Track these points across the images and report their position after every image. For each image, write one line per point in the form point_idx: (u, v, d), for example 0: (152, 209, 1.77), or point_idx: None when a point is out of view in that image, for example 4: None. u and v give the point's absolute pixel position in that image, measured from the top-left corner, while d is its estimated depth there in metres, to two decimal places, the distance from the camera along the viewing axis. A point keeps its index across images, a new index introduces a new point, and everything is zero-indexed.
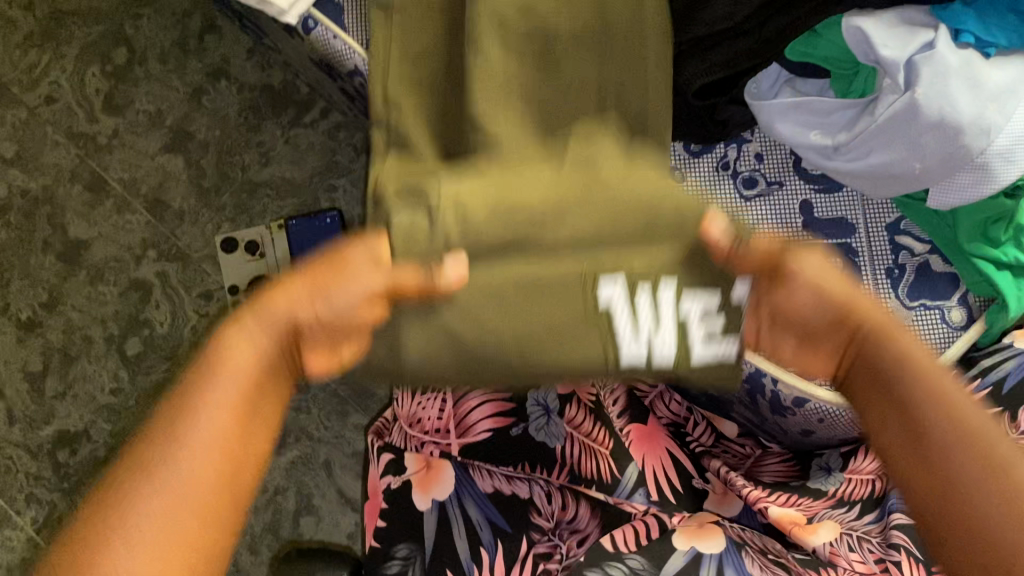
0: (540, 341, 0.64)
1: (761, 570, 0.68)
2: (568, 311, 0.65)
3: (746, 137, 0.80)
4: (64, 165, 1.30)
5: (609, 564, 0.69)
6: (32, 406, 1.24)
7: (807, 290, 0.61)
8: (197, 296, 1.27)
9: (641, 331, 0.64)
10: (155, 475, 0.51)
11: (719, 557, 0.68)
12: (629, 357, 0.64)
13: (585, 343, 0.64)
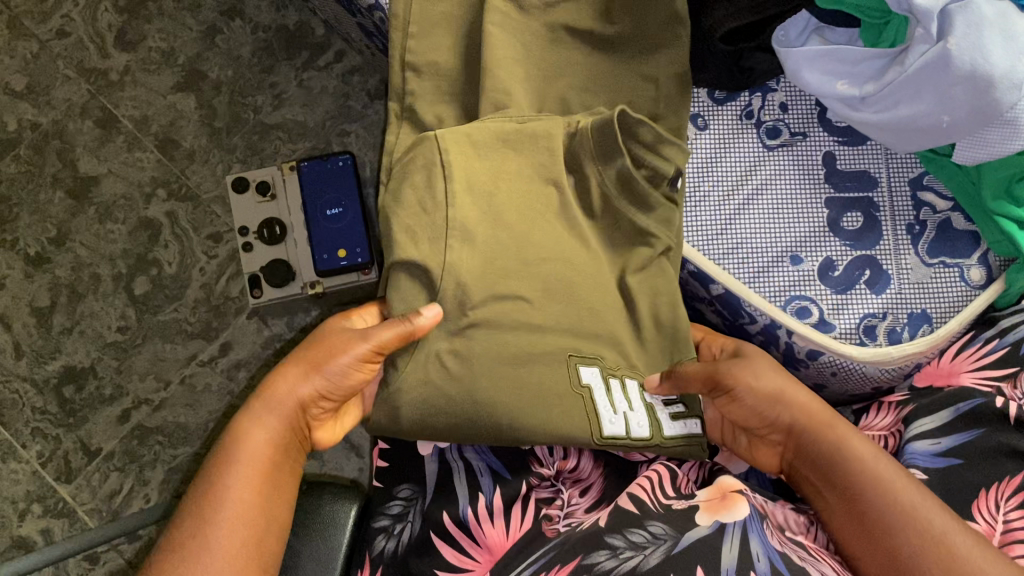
0: (528, 408, 0.66)
1: (781, 544, 0.61)
2: (552, 385, 0.68)
3: (771, 87, 0.79)
4: (75, 100, 1.29)
5: (629, 528, 0.62)
6: (39, 341, 1.24)
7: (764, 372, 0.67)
8: (206, 238, 1.26)
9: (617, 414, 0.69)
10: (203, 531, 0.60)
11: (744, 522, 0.61)
12: (611, 429, 0.68)
13: (571, 418, 0.67)
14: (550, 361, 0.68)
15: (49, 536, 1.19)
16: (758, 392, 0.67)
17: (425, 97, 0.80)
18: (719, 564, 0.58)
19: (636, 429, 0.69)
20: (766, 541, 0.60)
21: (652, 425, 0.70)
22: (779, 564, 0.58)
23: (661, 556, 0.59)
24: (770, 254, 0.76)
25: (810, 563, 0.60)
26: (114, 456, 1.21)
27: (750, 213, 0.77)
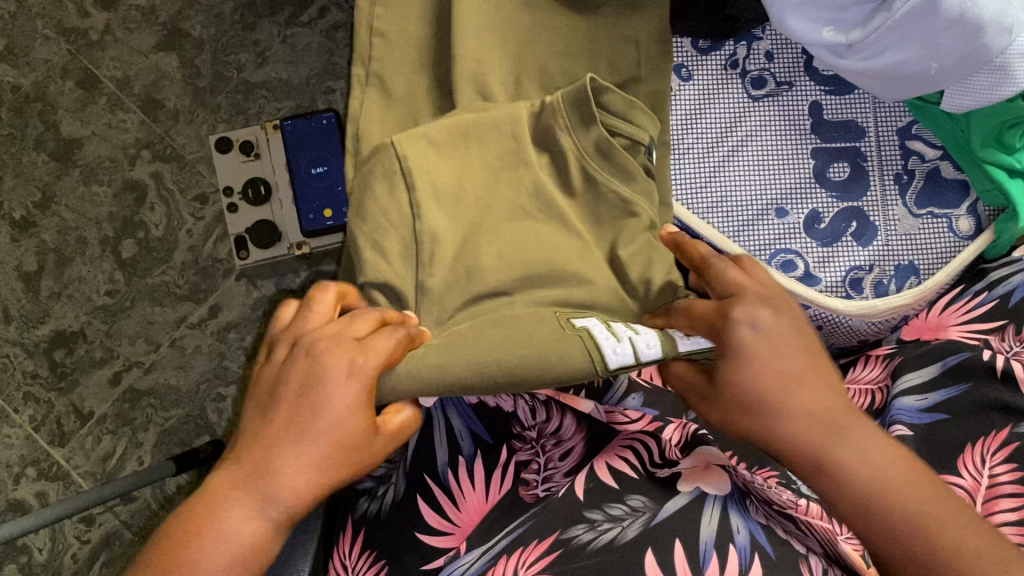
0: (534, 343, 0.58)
1: (767, 518, 0.61)
2: (544, 331, 0.59)
3: (757, 35, 0.77)
4: (56, 61, 1.27)
5: (607, 503, 0.62)
6: (27, 306, 1.23)
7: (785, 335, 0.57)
8: (192, 200, 1.25)
9: (621, 339, 0.58)
10: None
11: (723, 497, 0.61)
12: (616, 358, 0.57)
13: (562, 353, 0.57)
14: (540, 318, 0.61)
15: (44, 499, 1.19)
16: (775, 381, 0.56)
17: (402, 52, 0.78)
18: (697, 536, 0.58)
19: (644, 352, 0.58)
20: (747, 515, 0.60)
21: (663, 340, 0.58)
22: (759, 536, 0.58)
23: (638, 528, 0.60)
24: (754, 207, 0.74)
25: (796, 538, 0.60)
26: (106, 420, 1.21)
27: (734, 164, 0.75)
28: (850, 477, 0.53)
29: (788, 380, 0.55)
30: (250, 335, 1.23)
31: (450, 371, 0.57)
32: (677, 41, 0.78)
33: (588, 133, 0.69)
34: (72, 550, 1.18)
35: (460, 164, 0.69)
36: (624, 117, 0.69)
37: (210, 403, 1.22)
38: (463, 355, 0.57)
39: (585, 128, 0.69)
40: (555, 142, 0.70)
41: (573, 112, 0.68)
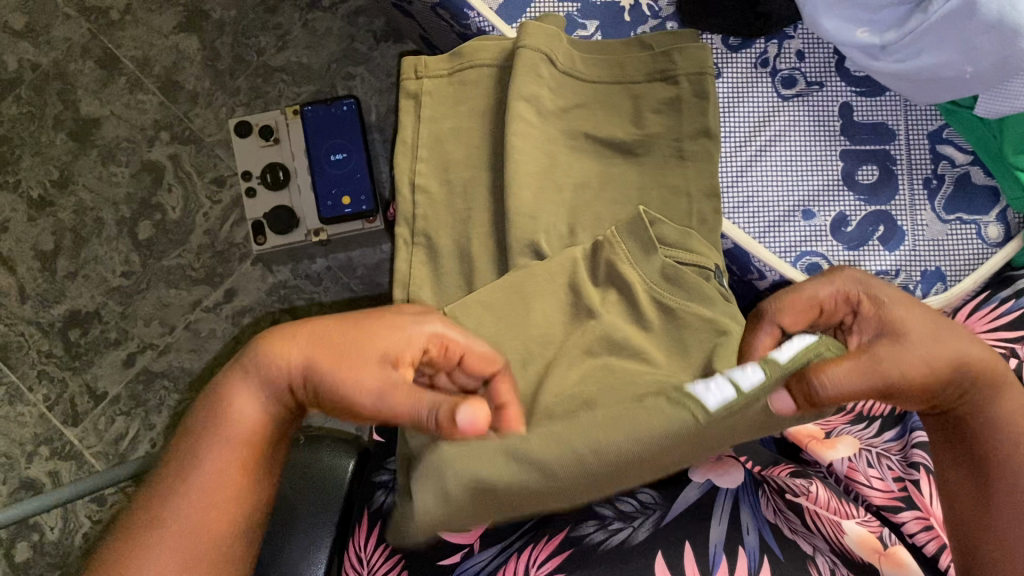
0: (618, 419, 0.45)
1: (775, 516, 0.60)
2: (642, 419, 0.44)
3: (788, 34, 0.76)
4: (76, 40, 1.26)
5: (618, 498, 0.62)
6: (43, 285, 1.23)
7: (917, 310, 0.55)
8: (210, 183, 1.25)
9: (720, 382, 0.44)
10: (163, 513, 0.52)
11: (734, 494, 0.61)
12: (718, 400, 0.44)
13: (658, 416, 0.44)
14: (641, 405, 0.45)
15: (57, 478, 1.19)
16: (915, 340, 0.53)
17: None
18: (706, 539, 0.58)
19: (745, 380, 0.44)
20: (757, 514, 0.59)
21: (764, 364, 0.45)
22: (768, 536, 0.58)
23: (649, 528, 0.60)
24: (782, 207, 0.73)
25: (801, 536, 0.58)
26: (119, 400, 1.21)
27: (763, 164, 0.74)
28: (992, 418, 0.55)
29: (940, 327, 0.55)
30: (264, 320, 1.23)
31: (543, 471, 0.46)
32: (707, 38, 0.76)
33: (651, 263, 0.63)
34: (84, 529, 1.18)
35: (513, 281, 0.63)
36: (682, 245, 0.64)
37: None
38: (545, 461, 0.45)
39: (647, 258, 0.63)
40: (617, 275, 0.64)
41: (631, 242, 0.64)
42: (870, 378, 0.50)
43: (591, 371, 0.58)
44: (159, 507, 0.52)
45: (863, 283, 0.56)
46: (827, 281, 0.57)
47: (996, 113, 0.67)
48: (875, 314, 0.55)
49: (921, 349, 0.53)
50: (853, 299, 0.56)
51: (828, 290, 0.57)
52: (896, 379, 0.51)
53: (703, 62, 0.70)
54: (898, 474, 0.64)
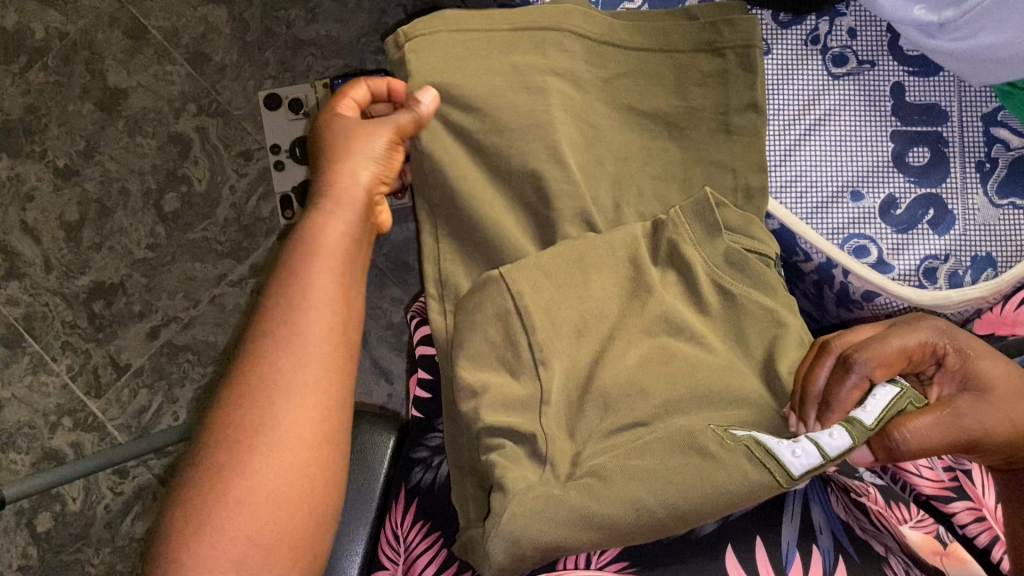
0: (677, 470, 0.50)
1: (846, 514, 0.59)
2: (692, 471, 0.50)
3: (841, 10, 0.73)
4: (104, 9, 1.25)
5: None
6: (68, 256, 1.23)
7: (999, 363, 0.52)
8: (237, 156, 1.24)
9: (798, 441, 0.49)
10: (232, 486, 0.50)
11: (804, 494, 0.59)
12: (796, 464, 0.48)
13: (721, 478, 0.49)
14: (691, 456, 0.50)
15: (80, 449, 1.19)
16: (1002, 391, 0.51)
17: None
18: (779, 536, 0.57)
19: (822, 438, 0.48)
20: (829, 515, 0.58)
21: (849, 426, 0.48)
22: (842, 538, 0.57)
23: (717, 524, 0.57)
24: (829, 188, 0.72)
25: (873, 537, 0.58)
26: (143, 373, 1.21)
27: (811, 144, 0.72)
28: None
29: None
30: None
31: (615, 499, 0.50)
32: (757, 13, 0.74)
33: (715, 245, 0.62)
34: (105, 500, 1.18)
35: (574, 252, 0.61)
36: (742, 230, 0.63)
37: None
38: (627, 496, 0.50)
39: (711, 240, 0.62)
40: (680, 257, 0.62)
41: (695, 224, 0.62)
42: (952, 437, 0.50)
43: (647, 354, 0.59)
44: (217, 489, 0.50)
45: (948, 334, 0.53)
46: (914, 329, 0.53)
47: None
48: (960, 368, 0.52)
49: (1006, 406, 0.51)
50: (939, 350, 0.53)
51: (916, 339, 0.52)
52: (979, 435, 0.50)
53: (751, 36, 0.69)
54: (947, 463, 0.63)
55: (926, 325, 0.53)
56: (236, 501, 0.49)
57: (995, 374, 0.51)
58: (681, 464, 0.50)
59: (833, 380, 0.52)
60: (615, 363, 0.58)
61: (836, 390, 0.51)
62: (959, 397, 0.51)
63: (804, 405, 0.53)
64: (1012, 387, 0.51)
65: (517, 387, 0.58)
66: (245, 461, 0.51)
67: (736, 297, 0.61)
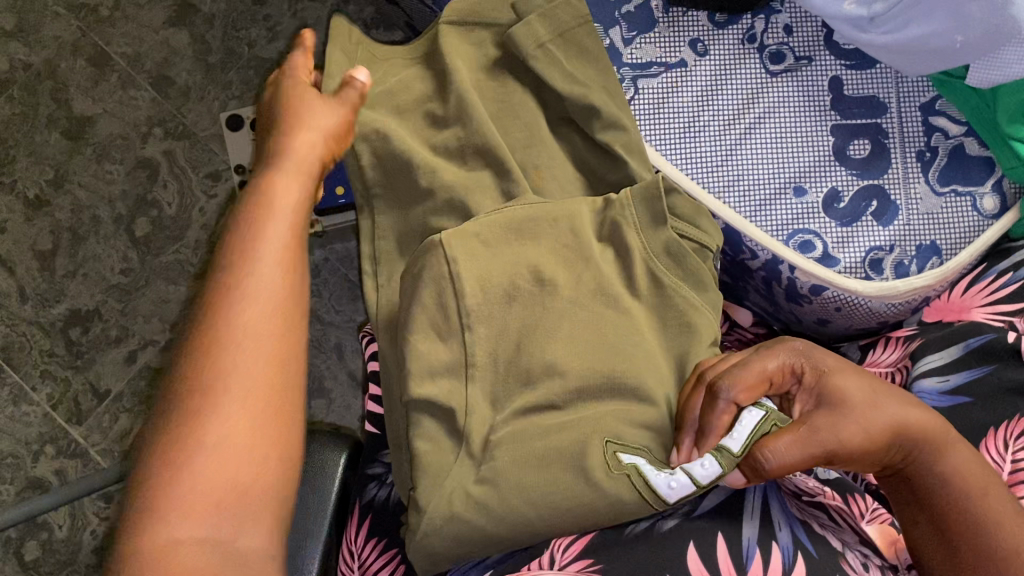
0: (564, 480, 0.55)
1: (801, 513, 0.58)
2: (572, 495, 0.54)
3: (775, 8, 0.75)
4: (66, 38, 1.26)
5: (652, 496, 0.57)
6: (42, 285, 1.23)
7: (850, 374, 0.56)
8: (205, 177, 1.25)
9: (672, 471, 0.53)
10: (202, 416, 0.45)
11: (764, 490, 0.58)
12: (669, 492, 0.53)
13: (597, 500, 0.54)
14: (569, 470, 0.55)
15: (64, 476, 1.20)
16: (856, 400, 0.54)
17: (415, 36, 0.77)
18: (740, 532, 0.54)
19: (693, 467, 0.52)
20: (786, 510, 0.57)
21: (718, 457, 0.53)
22: (801, 534, 0.55)
23: (679, 519, 0.55)
24: (772, 185, 0.72)
25: (830, 532, 0.57)
26: (123, 397, 1.21)
27: (752, 141, 0.73)
28: (940, 473, 0.55)
29: (880, 391, 0.55)
30: None
31: (512, 509, 0.54)
32: (693, 15, 0.76)
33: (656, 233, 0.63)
34: (92, 526, 1.19)
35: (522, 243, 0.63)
36: (693, 219, 0.65)
37: None
38: (545, 503, 0.54)
39: (655, 227, 0.63)
40: (621, 239, 0.64)
41: (642, 209, 0.63)
42: (812, 451, 0.53)
43: (583, 325, 0.60)
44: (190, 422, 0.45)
45: (803, 354, 0.57)
46: (772, 353, 0.57)
47: (988, 80, 0.66)
48: (817, 383, 0.56)
49: (859, 415, 0.54)
50: (797, 370, 0.57)
51: (776, 362, 0.56)
52: (836, 447, 0.53)
53: None
54: None
55: (777, 347, 0.57)
56: (203, 448, 0.44)
57: (850, 382, 0.55)
58: (566, 484, 0.54)
59: (704, 407, 0.56)
60: (548, 339, 0.59)
61: (710, 415, 0.55)
62: (814, 412, 0.54)
63: (681, 432, 0.57)
64: (865, 392, 0.55)
65: (442, 351, 0.60)
66: (202, 420, 0.45)
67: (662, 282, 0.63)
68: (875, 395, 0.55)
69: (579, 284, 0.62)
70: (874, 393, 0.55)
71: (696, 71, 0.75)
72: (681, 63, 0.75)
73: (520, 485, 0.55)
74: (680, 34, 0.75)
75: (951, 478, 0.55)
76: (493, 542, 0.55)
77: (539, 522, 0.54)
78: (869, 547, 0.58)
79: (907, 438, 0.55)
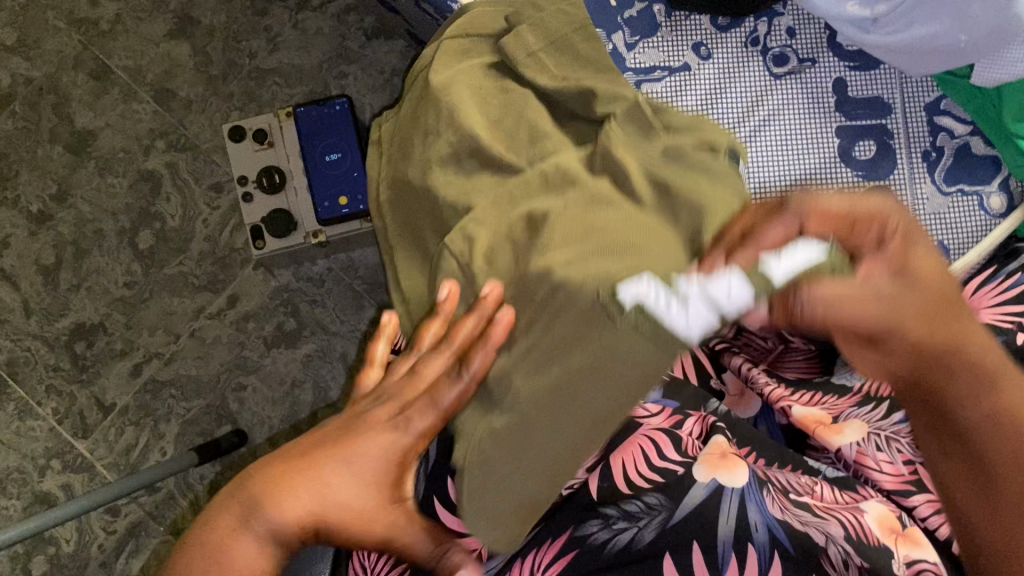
0: (572, 424, 0.55)
1: (784, 510, 0.59)
2: (584, 424, 0.54)
3: (778, 11, 0.75)
4: (68, 52, 1.26)
5: (624, 497, 0.61)
6: (46, 299, 1.23)
7: (932, 260, 0.49)
8: (208, 189, 1.25)
9: (681, 301, 0.49)
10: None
11: (741, 492, 0.59)
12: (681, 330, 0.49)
13: (597, 407, 0.54)
14: (575, 376, 0.54)
15: (70, 491, 1.19)
16: (920, 279, 0.48)
17: None
18: (715, 536, 0.57)
19: (716, 287, 0.48)
20: (763, 509, 0.58)
21: (751, 276, 0.47)
22: (778, 531, 0.57)
23: (655, 530, 0.59)
24: (778, 187, 0.72)
25: (813, 525, 0.57)
26: (129, 411, 1.21)
27: (757, 143, 0.73)
28: (991, 404, 0.47)
29: (948, 299, 0.49)
30: (269, 324, 1.23)
31: (515, 447, 0.57)
32: (696, 19, 0.76)
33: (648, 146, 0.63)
34: (99, 540, 1.18)
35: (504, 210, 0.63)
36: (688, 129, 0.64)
37: (231, 393, 1.22)
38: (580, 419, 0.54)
39: (647, 139, 0.63)
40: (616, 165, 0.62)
41: (629, 126, 0.64)
42: (846, 307, 0.47)
43: (573, 226, 0.59)
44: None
45: (903, 212, 0.50)
46: (870, 197, 0.51)
47: (992, 79, 0.66)
48: (899, 253, 0.49)
49: (920, 298, 0.48)
50: (889, 225, 0.50)
51: (866, 202, 0.50)
52: (873, 327, 0.48)
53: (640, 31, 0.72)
54: (907, 457, 0.65)
55: (879, 202, 0.50)
56: None
57: (921, 263, 0.49)
58: (563, 416, 0.55)
59: (757, 230, 0.51)
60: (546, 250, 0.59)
61: (765, 232, 0.50)
62: (879, 270, 0.48)
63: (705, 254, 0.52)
64: (935, 282, 0.48)
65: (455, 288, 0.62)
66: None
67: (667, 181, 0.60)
68: (940, 294, 0.49)
69: (573, 199, 0.61)
70: (940, 294, 0.49)
71: (700, 75, 0.74)
72: (684, 66, 0.75)
73: (517, 425, 0.57)
74: (683, 37, 0.75)
75: (991, 419, 0.47)
76: (515, 492, 0.58)
77: (537, 455, 0.56)
78: (857, 540, 0.56)
79: (955, 335, 0.48)
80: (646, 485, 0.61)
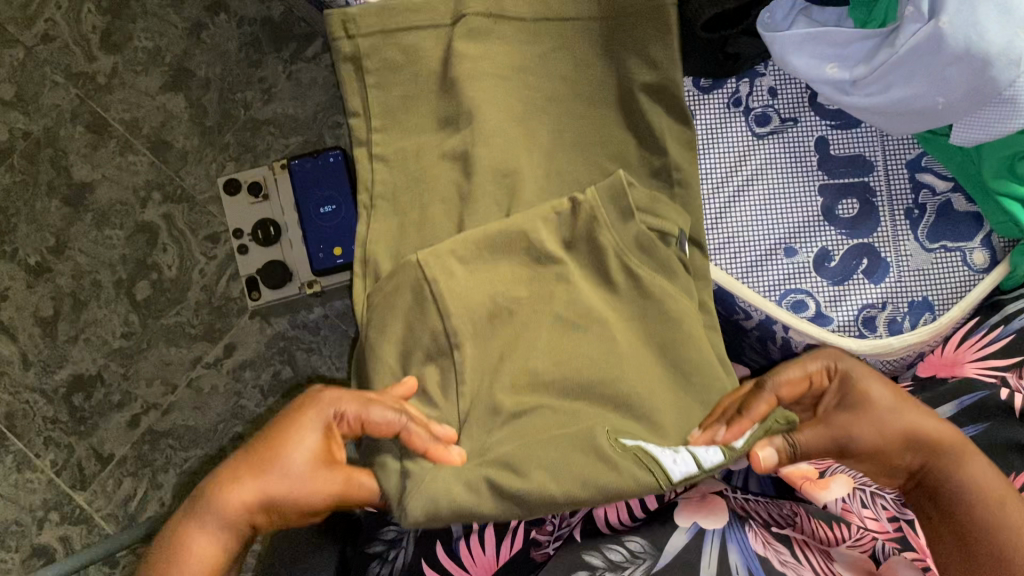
0: None
1: (764, 547, 0.60)
2: None
3: (759, 72, 0.77)
4: (65, 106, 1.27)
5: (607, 546, 0.62)
6: (45, 351, 1.24)
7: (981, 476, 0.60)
8: (204, 240, 1.25)
9: None
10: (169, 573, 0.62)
11: (722, 531, 0.60)
12: None
13: None
14: None
15: (68, 544, 1.20)
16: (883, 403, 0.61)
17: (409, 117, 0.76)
18: None
19: None
20: (745, 550, 0.59)
21: None
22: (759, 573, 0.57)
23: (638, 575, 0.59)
24: (763, 246, 0.74)
25: (790, 567, 0.58)
26: (126, 462, 1.22)
27: (741, 204, 0.75)
28: (961, 481, 0.59)
29: (904, 399, 0.62)
30: (265, 372, 1.24)
31: None
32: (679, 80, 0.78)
33: (627, 227, 0.68)
34: None
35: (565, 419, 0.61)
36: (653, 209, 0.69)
37: (228, 442, 1.22)
38: None
39: (625, 223, 0.68)
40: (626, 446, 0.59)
41: (610, 207, 0.67)
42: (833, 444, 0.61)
43: None
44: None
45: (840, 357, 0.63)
46: (812, 357, 0.63)
47: (970, 141, 0.67)
48: (846, 389, 0.62)
49: (879, 418, 0.60)
50: (831, 372, 0.63)
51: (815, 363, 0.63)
52: (853, 445, 0.61)
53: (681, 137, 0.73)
54: (892, 514, 0.67)
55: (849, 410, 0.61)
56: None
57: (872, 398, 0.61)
58: None
59: None
60: None
61: None
62: (838, 413, 0.61)
63: None
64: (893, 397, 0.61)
65: None
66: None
67: (643, 279, 0.69)
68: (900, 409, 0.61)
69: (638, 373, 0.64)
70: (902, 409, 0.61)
71: None
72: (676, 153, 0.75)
73: None
74: None
75: None
76: None
77: None
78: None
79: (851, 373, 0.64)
80: (633, 534, 0.62)
